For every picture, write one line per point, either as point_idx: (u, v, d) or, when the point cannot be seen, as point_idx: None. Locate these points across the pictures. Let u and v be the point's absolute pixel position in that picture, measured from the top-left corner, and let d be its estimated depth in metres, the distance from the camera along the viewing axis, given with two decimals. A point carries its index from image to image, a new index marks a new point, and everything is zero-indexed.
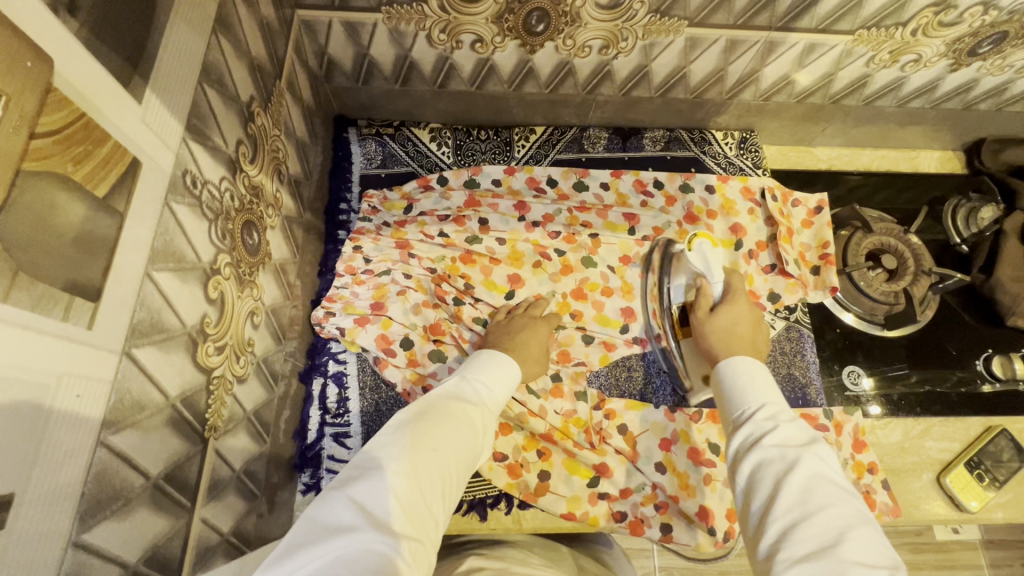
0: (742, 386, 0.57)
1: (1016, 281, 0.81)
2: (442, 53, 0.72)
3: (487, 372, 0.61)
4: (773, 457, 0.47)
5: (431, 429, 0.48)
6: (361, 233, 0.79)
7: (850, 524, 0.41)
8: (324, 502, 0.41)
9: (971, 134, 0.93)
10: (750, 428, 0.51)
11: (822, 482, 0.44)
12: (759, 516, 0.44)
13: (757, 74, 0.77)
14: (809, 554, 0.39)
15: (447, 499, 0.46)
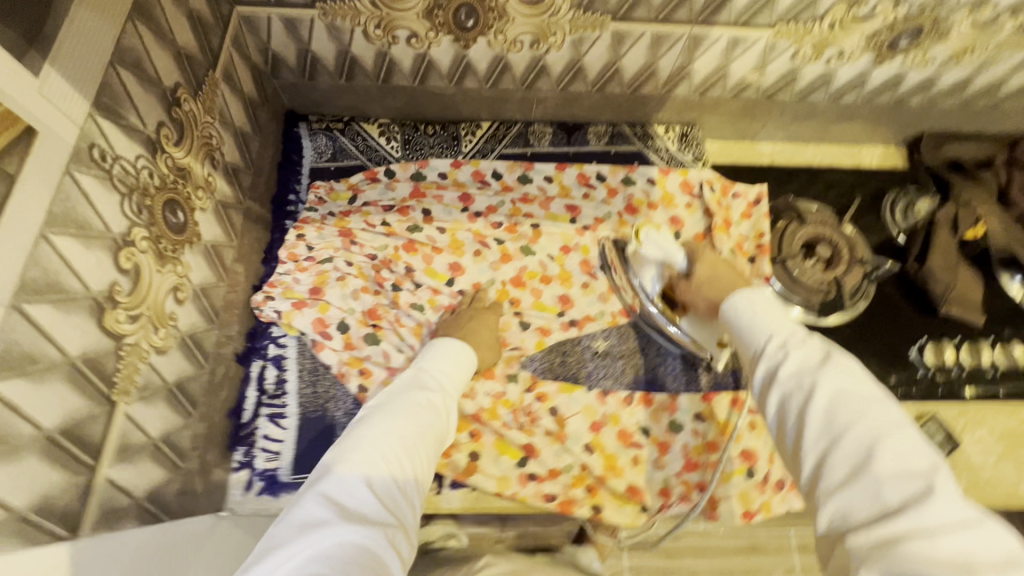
0: (747, 319, 0.50)
1: (947, 270, 0.83)
2: (380, 48, 0.75)
3: (444, 359, 0.64)
4: (791, 390, 0.41)
5: (394, 421, 0.50)
6: (306, 223, 0.81)
7: (887, 439, 0.36)
8: (295, 504, 0.42)
9: (909, 130, 0.95)
10: (762, 363, 0.45)
11: (847, 399, 0.39)
12: (792, 453, 0.41)
13: (688, 69, 0.79)
14: (847, 489, 0.36)
15: (420, 486, 0.47)
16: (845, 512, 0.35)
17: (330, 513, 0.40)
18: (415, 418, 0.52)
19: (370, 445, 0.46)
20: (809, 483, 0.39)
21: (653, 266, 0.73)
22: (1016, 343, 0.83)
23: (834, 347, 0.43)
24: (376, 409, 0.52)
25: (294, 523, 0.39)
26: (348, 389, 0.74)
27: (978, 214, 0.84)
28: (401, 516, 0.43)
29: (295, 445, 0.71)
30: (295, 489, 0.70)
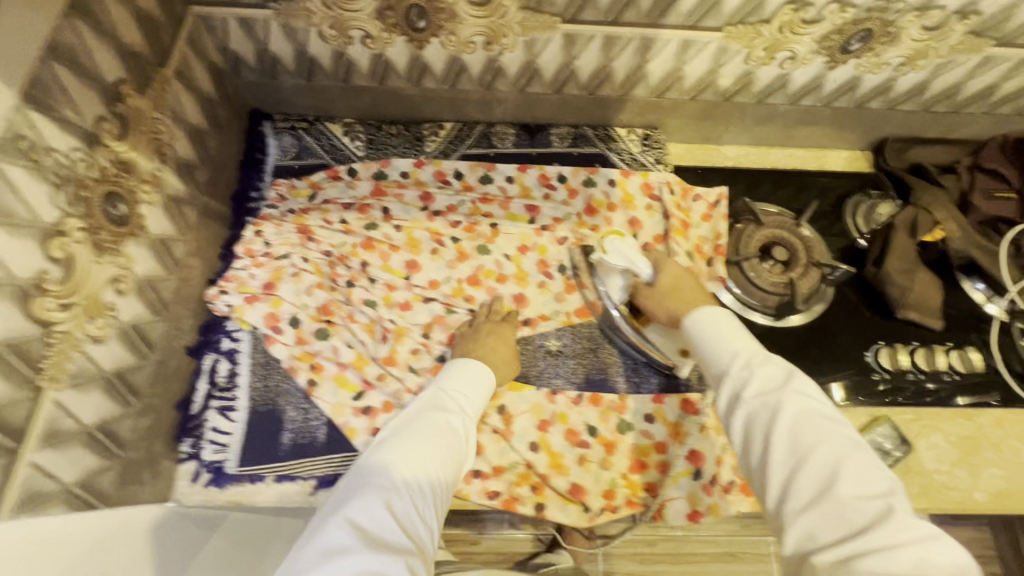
0: (716, 339, 0.60)
1: (904, 273, 0.83)
2: (337, 48, 0.77)
3: (462, 379, 0.67)
4: (757, 411, 0.51)
5: (411, 446, 0.55)
6: (265, 219, 0.82)
7: (845, 456, 0.46)
8: (320, 528, 0.46)
9: (873, 134, 0.95)
10: (731, 383, 0.55)
11: (808, 420, 0.49)
12: (759, 470, 0.50)
13: (642, 71, 0.80)
14: (812, 502, 0.45)
15: (435, 508, 0.52)
16: (811, 527, 0.44)
17: (353, 537, 0.44)
18: (430, 442, 0.56)
19: (392, 473, 0.52)
20: (777, 500, 0.47)
21: (617, 276, 0.78)
22: (971, 348, 0.84)
23: (792, 369, 0.53)
24: (396, 435, 0.57)
25: (318, 546, 0.44)
26: (298, 383, 0.74)
27: (936, 217, 0.84)
28: (417, 536, 0.48)
29: (244, 438, 0.72)
30: (241, 481, 0.71)
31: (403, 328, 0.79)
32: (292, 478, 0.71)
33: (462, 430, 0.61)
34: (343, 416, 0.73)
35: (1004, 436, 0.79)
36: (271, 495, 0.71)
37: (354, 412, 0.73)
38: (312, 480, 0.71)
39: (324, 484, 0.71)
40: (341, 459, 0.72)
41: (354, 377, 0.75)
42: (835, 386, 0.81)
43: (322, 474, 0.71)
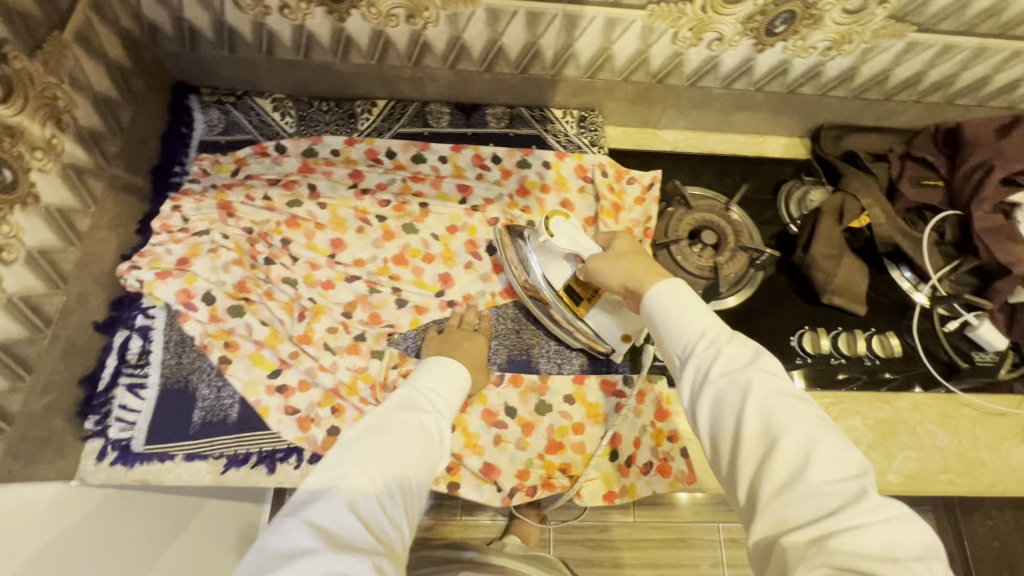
0: (680, 311, 0.54)
1: (829, 257, 0.84)
2: (256, 19, 0.75)
3: (439, 378, 0.64)
4: (727, 391, 0.47)
5: (384, 449, 0.51)
6: (185, 194, 0.81)
7: (815, 438, 0.43)
8: (279, 532, 0.43)
9: (810, 120, 0.95)
10: (695, 361, 0.50)
11: (777, 400, 0.45)
12: (729, 455, 0.46)
13: (571, 49, 0.79)
14: (783, 488, 0.42)
15: (408, 515, 0.50)
16: (784, 513, 0.41)
17: (316, 541, 0.42)
18: (403, 446, 0.52)
19: (357, 477, 0.48)
20: (748, 488, 0.44)
21: (563, 261, 0.71)
22: (892, 334, 0.85)
23: (759, 347, 0.49)
24: (367, 436, 0.52)
25: (278, 551, 0.41)
26: (211, 361, 0.73)
27: (864, 204, 0.84)
28: (385, 541, 0.45)
29: (153, 416, 0.71)
30: (150, 460, 0.69)
31: (323, 306, 0.78)
32: (203, 456, 0.70)
33: (438, 427, 0.58)
34: (256, 394, 0.72)
35: (922, 420, 0.80)
36: (181, 474, 0.69)
37: (267, 391, 0.72)
38: (223, 458, 0.70)
39: (234, 463, 0.70)
40: (252, 437, 0.71)
41: (270, 356, 0.74)
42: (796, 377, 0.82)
43: (233, 453, 0.70)
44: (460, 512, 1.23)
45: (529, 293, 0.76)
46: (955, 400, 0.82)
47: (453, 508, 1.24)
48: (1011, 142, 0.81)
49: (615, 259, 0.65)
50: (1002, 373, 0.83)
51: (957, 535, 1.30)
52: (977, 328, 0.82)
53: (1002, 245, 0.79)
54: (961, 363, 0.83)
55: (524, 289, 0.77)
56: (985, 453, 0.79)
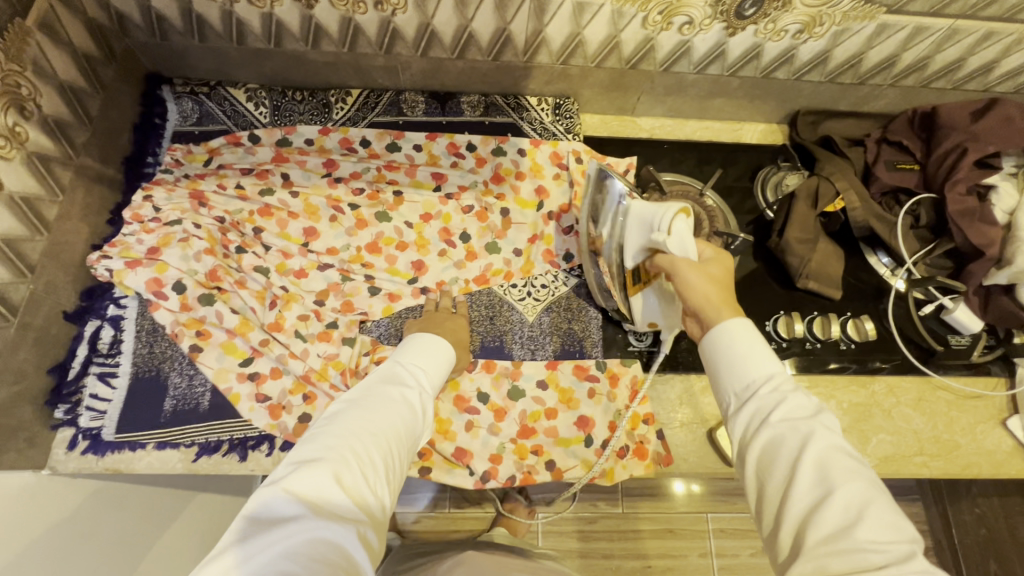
0: (744, 352, 0.50)
1: (803, 242, 0.84)
2: (223, 7, 0.74)
3: (426, 353, 0.64)
4: (783, 437, 0.45)
5: (368, 420, 0.50)
6: (157, 184, 0.81)
7: (869, 499, 0.40)
8: (259, 496, 0.43)
9: (786, 106, 0.95)
10: (754, 405, 0.48)
11: (837, 457, 0.42)
12: (776, 498, 0.44)
13: (542, 35, 0.79)
14: (829, 538, 0.39)
15: (393, 481, 0.49)
16: (825, 561, 0.38)
17: (300, 507, 0.42)
18: (385, 415, 0.52)
19: (346, 441, 0.47)
20: (793, 536, 0.41)
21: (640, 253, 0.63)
22: (866, 318, 0.84)
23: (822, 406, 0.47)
24: (354, 408, 0.52)
25: (262, 517, 0.41)
26: (182, 349, 0.73)
27: (838, 187, 0.84)
28: (369, 507, 0.45)
29: (123, 404, 0.71)
30: (121, 448, 0.70)
31: (295, 294, 0.78)
32: (174, 444, 0.70)
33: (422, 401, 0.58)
34: (227, 381, 0.72)
35: (897, 403, 0.80)
36: (152, 462, 0.70)
37: (239, 378, 0.73)
38: (194, 446, 0.70)
39: (205, 451, 0.70)
40: (222, 425, 0.71)
41: (242, 344, 0.74)
42: (787, 365, 0.81)
43: (204, 441, 0.70)
44: (448, 504, 1.23)
45: (592, 230, 0.73)
46: (930, 384, 0.82)
47: (441, 500, 1.24)
48: (985, 125, 0.81)
49: (700, 277, 0.56)
50: (975, 356, 0.82)
51: (946, 525, 1.28)
52: (952, 310, 0.81)
53: (975, 227, 0.79)
54: (937, 346, 0.82)
55: (587, 228, 0.74)
56: (960, 436, 0.79)
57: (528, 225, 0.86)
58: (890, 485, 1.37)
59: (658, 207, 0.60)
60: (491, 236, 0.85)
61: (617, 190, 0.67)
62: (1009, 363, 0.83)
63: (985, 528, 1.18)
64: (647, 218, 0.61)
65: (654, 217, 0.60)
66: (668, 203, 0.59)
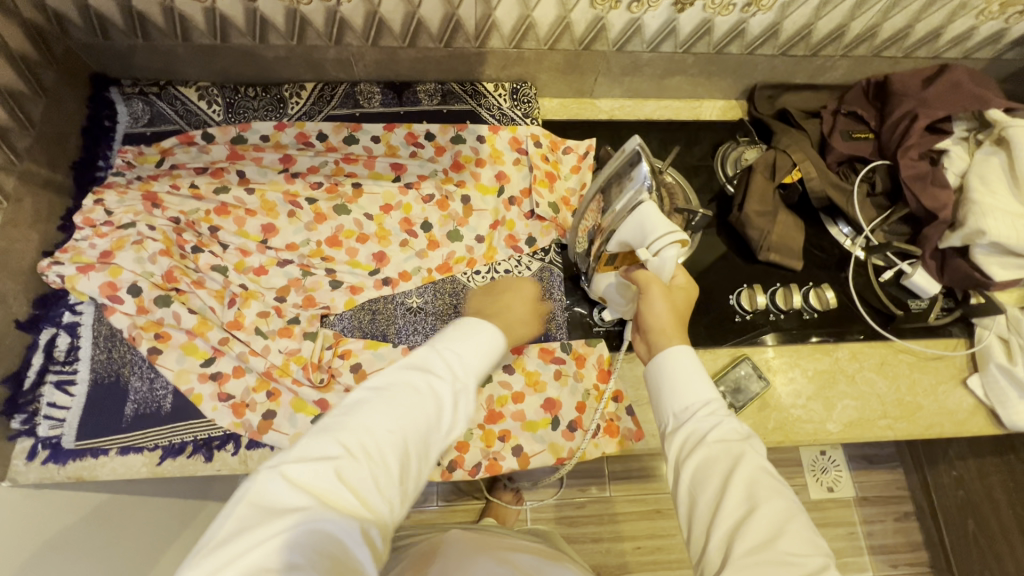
0: (684, 378, 0.56)
1: (762, 215, 0.84)
2: (164, 2, 0.73)
3: (471, 337, 0.57)
4: (717, 456, 0.50)
5: (389, 415, 0.47)
6: (109, 188, 0.80)
7: (790, 516, 0.46)
8: (265, 484, 0.42)
9: (743, 82, 0.96)
10: (692, 427, 0.53)
11: (762, 477, 0.48)
12: (706, 515, 0.48)
13: (492, 19, 0.78)
14: (755, 550, 0.44)
15: (407, 480, 0.47)
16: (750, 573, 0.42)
17: (305, 502, 0.41)
18: (403, 410, 0.48)
19: (362, 437, 0.45)
20: (720, 548, 0.46)
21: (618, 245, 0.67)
22: (828, 286, 0.84)
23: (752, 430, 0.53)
24: (373, 400, 0.48)
25: (263, 505, 0.40)
26: (141, 353, 0.72)
27: (795, 159, 0.85)
28: (376, 509, 0.44)
29: (83, 412, 0.70)
30: (84, 456, 0.69)
31: (254, 291, 0.78)
32: (137, 449, 0.69)
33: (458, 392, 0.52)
34: (188, 382, 0.72)
35: (860, 368, 0.81)
36: (116, 468, 0.69)
37: (200, 378, 0.72)
38: (159, 450, 0.70)
39: (170, 454, 0.70)
40: (186, 426, 0.70)
41: (203, 344, 0.74)
42: (767, 338, 0.82)
43: (168, 443, 0.70)
44: (438, 497, 1.23)
45: (598, 193, 0.72)
46: (892, 347, 0.83)
47: (431, 494, 1.23)
48: (936, 90, 0.82)
49: (665, 305, 0.62)
50: (932, 318, 0.83)
51: (926, 489, 1.30)
52: (911, 275, 0.82)
53: (928, 191, 0.79)
54: (895, 310, 0.84)
55: (594, 196, 0.73)
56: (922, 397, 0.80)
57: (489, 211, 0.86)
58: (871, 453, 1.39)
59: (663, 224, 0.61)
60: (453, 224, 0.85)
61: (642, 174, 0.64)
62: (968, 324, 0.84)
63: (963, 489, 1.18)
64: (647, 224, 0.62)
65: (653, 232, 0.62)
66: (672, 229, 0.60)
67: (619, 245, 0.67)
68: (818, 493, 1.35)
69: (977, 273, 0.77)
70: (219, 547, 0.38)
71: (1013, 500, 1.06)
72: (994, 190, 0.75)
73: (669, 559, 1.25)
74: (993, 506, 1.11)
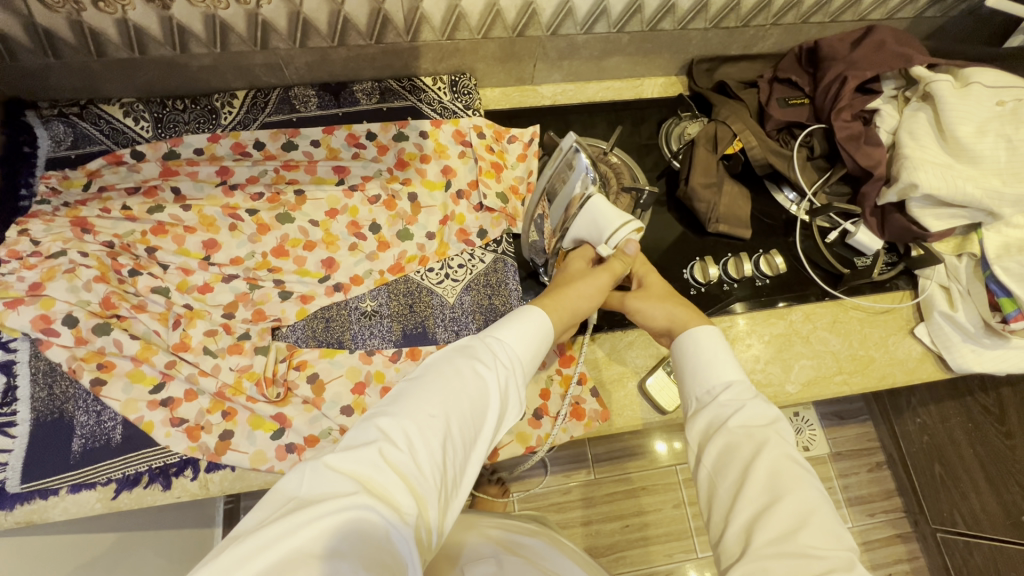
0: (711, 358, 0.59)
1: (708, 187, 0.85)
2: (71, 16, 0.69)
3: (515, 326, 0.56)
4: (740, 442, 0.52)
5: (429, 403, 0.47)
6: (34, 217, 0.76)
7: (815, 506, 0.47)
8: (312, 470, 0.42)
9: (681, 58, 0.96)
10: (717, 410, 0.55)
11: (788, 466, 0.49)
12: (727, 499, 0.50)
13: (420, 11, 0.76)
14: (776, 538, 0.45)
15: (451, 473, 0.46)
16: (768, 560, 0.44)
17: (349, 489, 0.40)
18: (448, 397, 0.47)
19: (405, 426, 0.45)
20: (742, 536, 0.47)
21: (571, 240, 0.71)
22: (777, 252, 0.86)
23: (779, 415, 0.55)
24: (418, 389, 0.48)
25: (309, 495, 0.40)
26: (83, 386, 0.69)
27: (735, 130, 0.85)
28: (422, 500, 0.42)
29: (26, 453, 0.66)
30: (32, 498, 0.65)
31: (200, 311, 0.76)
32: (89, 485, 0.66)
33: (503, 383, 0.52)
34: (137, 411, 0.69)
35: (814, 328, 0.84)
36: (68, 507, 0.66)
37: (150, 406, 0.70)
38: (113, 483, 0.67)
39: (125, 486, 0.67)
40: (139, 455, 0.68)
41: (150, 370, 0.72)
42: (724, 307, 0.83)
43: (123, 475, 0.67)
44: None
45: (544, 196, 0.72)
46: (842, 306, 0.85)
47: None
48: (862, 52, 0.84)
49: (654, 302, 0.70)
50: (876, 275, 0.85)
51: (895, 439, 1.35)
52: (855, 234, 0.84)
53: (862, 150, 0.81)
54: (843, 269, 0.86)
55: (539, 199, 0.73)
56: (874, 350, 0.83)
57: (438, 206, 0.85)
58: (841, 410, 1.44)
59: (615, 218, 0.66)
60: (402, 224, 0.83)
61: (584, 167, 0.66)
62: (912, 277, 0.87)
63: (928, 435, 1.22)
64: (600, 219, 0.67)
65: (608, 226, 0.66)
66: (627, 221, 0.66)
67: (574, 241, 0.71)
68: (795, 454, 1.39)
69: (914, 228, 0.79)
70: (262, 527, 0.37)
71: (972, 440, 1.09)
72: (924, 145, 0.77)
73: (658, 533, 1.27)
74: (955, 448, 1.14)
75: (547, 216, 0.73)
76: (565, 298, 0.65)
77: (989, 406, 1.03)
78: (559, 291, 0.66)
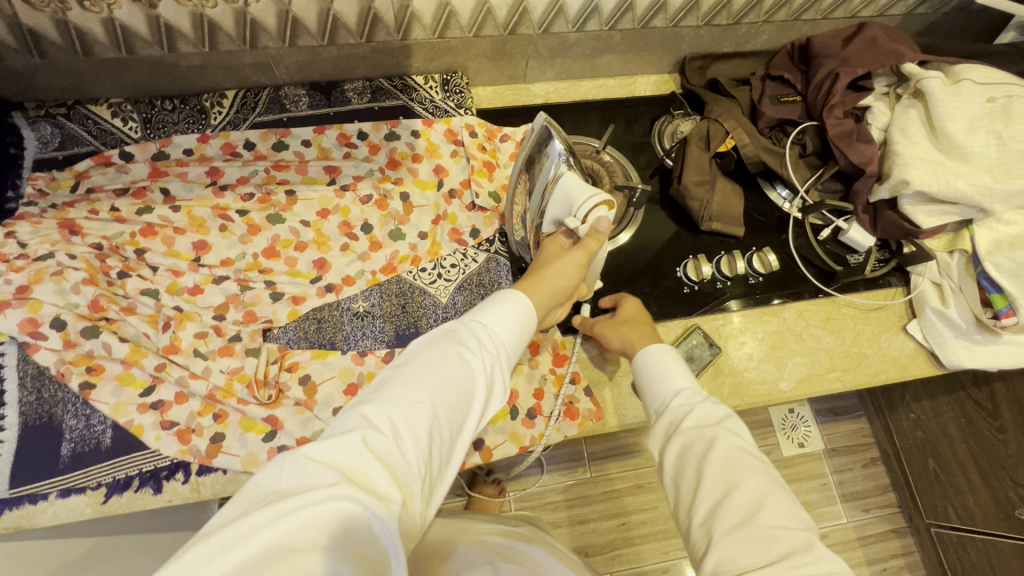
0: (658, 371, 0.61)
1: (700, 185, 0.85)
2: (55, 16, 0.68)
3: (500, 313, 0.56)
4: (693, 441, 0.52)
5: (413, 391, 0.46)
6: (21, 219, 0.76)
7: (768, 491, 0.47)
8: (293, 460, 0.41)
9: (673, 56, 0.96)
10: (670, 415, 0.56)
11: (741, 456, 0.50)
12: (689, 496, 0.51)
13: (411, 10, 0.76)
14: (735, 527, 0.45)
15: (436, 460, 0.45)
16: (732, 550, 0.44)
17: (330, 479, 0.39)
18: (432, 384, 0.47)
19: (388, 414, 0.45)
20: (705, 529, 0.47)
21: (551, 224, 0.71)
22: (770, 250, 0.86)
23: (732, 411, 0.55)
24: (401, 376, 0.48)
25: (291, 485, 0.39)
26: (72, 389, 0.69)
27: (727, 128, 0.85)
28: (407, 488, 0.42)
29: (14, 458, 0.66)
30: (21, 503, 0.65)
31: (190, 312, 0.75)
32: (78, 490, 0.66)
33: (488, 369, 0.52)
34: (127, 415, 0.69)
35: (807, 325, 0.84)
36: (58, 512, 0.65)
37: (140, 409, 0.69)
38: (103, 487, 0.66)
39: (115, 490, 0.66)
40: (129, 458, 0.67)
41: (140, 373, 0.71)
42: (717, 305, 0.83)
43: (113, 479, 0.67)
44: None
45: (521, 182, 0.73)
46: (835, 303, 0.85)
47: None
48: (854, 49, 0.84)
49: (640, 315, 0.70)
50: (868, 272, 0.85)
51: (889, 434, 1.35)
52: (848, 231, 0.85)
53: (854, 147, 0.81)
54: (836, 266, 0.86)
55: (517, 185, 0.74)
56: (866, 347, 0.83)
57: (430, 206, 0.84)
58: (836, 406, 1.44)
59: (584, 191, 0.66)
60: (394, 223, 0.83)
61: (555, 151, 0.67)
62: (904, 273, 0.87)
63: (921, 430, 1.22)
64: (570, 195, 0.66)
65: (577, 200, 0.66)
66: (595, 194, 0.65)
67: (553, 224, 0.71)
68: (790, 450, 1.39)
69: (906, 224, 0.80)
70: (239, 518, 0.36)
71: (965, 435, 1.09)
72: (915, 141, 0.77)
73: (654, 531, 1.27)
74: (949, 443, 1.14)
75: (528, 208, 0.74)
76: (541, 280, 0.64)
77: (982, 402, 1.04)
78: (537, 273, 0.65)
